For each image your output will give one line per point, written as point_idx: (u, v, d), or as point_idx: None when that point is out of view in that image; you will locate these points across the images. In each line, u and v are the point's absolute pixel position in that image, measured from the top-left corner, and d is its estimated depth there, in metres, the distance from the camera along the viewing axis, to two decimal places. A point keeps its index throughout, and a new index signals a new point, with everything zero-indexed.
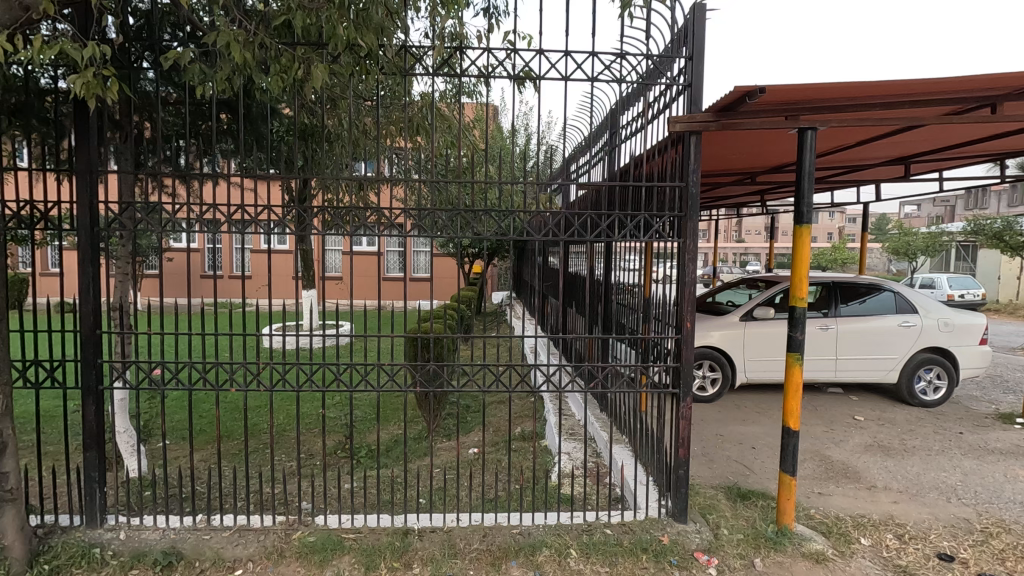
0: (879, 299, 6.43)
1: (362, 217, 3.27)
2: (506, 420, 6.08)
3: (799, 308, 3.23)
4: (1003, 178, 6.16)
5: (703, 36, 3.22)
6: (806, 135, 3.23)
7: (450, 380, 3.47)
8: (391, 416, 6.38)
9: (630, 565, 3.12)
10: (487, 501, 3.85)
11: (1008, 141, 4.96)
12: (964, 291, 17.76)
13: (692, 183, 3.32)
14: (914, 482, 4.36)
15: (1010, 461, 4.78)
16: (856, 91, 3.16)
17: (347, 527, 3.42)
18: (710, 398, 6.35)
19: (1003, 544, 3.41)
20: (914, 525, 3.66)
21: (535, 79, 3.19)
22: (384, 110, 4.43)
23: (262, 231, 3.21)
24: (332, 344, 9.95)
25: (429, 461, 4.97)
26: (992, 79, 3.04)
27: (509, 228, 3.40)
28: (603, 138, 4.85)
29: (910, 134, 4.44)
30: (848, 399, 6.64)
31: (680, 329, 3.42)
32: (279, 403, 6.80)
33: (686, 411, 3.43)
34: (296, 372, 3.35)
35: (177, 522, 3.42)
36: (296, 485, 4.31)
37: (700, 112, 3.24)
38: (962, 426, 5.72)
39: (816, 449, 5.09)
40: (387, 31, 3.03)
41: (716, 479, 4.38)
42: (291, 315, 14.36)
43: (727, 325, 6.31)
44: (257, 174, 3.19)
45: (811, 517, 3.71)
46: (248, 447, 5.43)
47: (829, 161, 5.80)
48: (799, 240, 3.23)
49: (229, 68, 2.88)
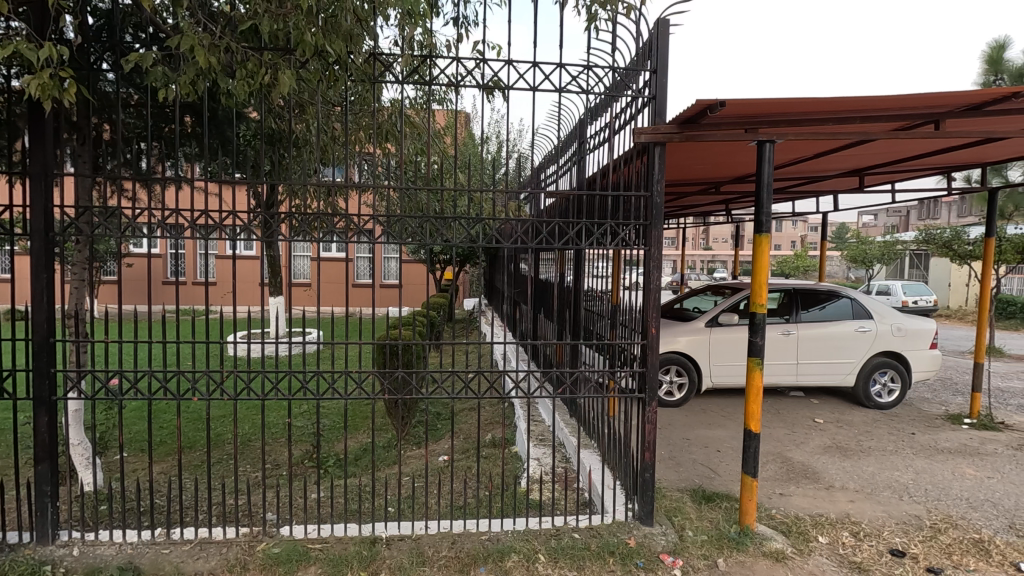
0: (838, 306, 6.68)
1: (330, 223, 3.23)
2: (476, 427, 6.09)
3: (759, 314, 3.34)
4: (951, 191, 6.44)
5: (667, 50, 3.32)
6: (764, 148, 3.37)
7: (419, 387, 3.45)
8: (359, 424, 6.33)
9: (597, 567, 3.16)
10: (456, 508, 3.86)
11: (955, 155, 5.20)
12: (917, 297, 18.53)
13: (655, 193, 3.40)
14: (869, 481, 4.54)
15: (958, 459, 5.01)
16: (811, 106, 3.30)
17: (313, 538, 3.37)
18: (677, 403, 6.49)
19: (951, 540, 3.58)
20: (868, 523, 3.80)
21: (504, 89, 3.24)
22: (353, 116, 4.43)
23: (227, 236, 3.14)
24: (299, 352, 9.83)
25: (398, 469, 4.95)
26: (933, 97, 3.22)
27: (478, 236, 3.42)
28: (571, 149, 4.94)
29: (862, 147, 4.63)
30: (808, 402, 6.87)
31: (646, 335, 3.49)
32: (243, 412, 6.66)
33: (650, 415, 3.49)
34: (261, 380, 3.26)
35: (136, 537, 3.32)
36: (260, 497, 4.24)
37: (664, 123, 3.34)
38: (915, 427, 5.97)
39: (778, 451, 5.24)
40: (355, 37, 3.06)
41: (682, 482, 4.48)
42: (256, 322, 14.10)
43: (693, 331, 6.44)
44: (222, 179, 3.13)
45: (771, 517, 3.82)
46: (211, 458, 5.30)
47: (789, 172, 6.00)
48: (759, 249, 3.35)
49: (193, 72, 2.85)
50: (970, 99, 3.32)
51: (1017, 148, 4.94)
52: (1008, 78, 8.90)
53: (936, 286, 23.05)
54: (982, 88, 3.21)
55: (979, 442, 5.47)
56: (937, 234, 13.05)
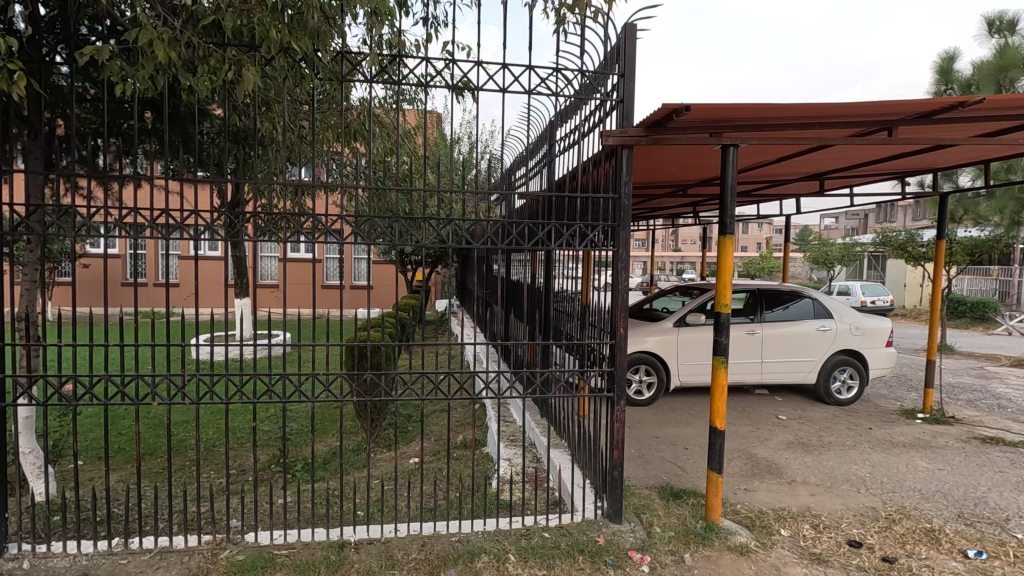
0: (800, 306, 6.89)
1: (297, 223, 3.17)
2: (447, 428, 6.07)
3: (723, 313, 3.42)
4: (905, 195, 6.69)
5: (634, 54, 3.37)
6: (728, 152, 3.46)
7: (387, 390, 3.39)
8: (328, 428, 6.23)
9: (567, 566, 3.17)
10: (426, 510, 3.84)
11: (909, 161, 5.41)
12: (875, 297, 19.24)
13: (623, 194, 3.44)
14: (829, 475, 4.69)
15: (912, 453, 5.23)
16: (773, 112, 3.40)
17: (279, 544, 3.31)
18: (646, 402, 6.59)
19: (904, 529, 3.73)
20: (827, 516, 3.93)
21: (473, 90, 3.24)
22: (321, 114, 4.37)
23: (190, 236, 3.06)
24: (265, 356, 9.62)
25: (368, 472, 4.90)
26: (886, 105, 3.35)
27: (447, 237, 3.40)
28: (541, 152, 4.98)
29: (822, 152, 4.78)
30: (772, 399, 7.06)
31: (614, 335, 3.54)
32: (206, 417, 6.49)
33: (619, 414, 3.54)
34: (223, 383, 3.16)
35: (91, 547, 3.20)
36: (223, 504, 4.14)
37: (631, 127, 3.39)
38: (872, 422, 6.20)
39: (743, 448, 5.38)
40: (322, 35, 3.03)
41: (651, 479, 4.55)
42: (220, 324, 13.74)
43: (662, 331, 6.54)
44: (184, 177, 3.05)
45: (736, 512, 3.92)
46: (172, 465, 5.15)
47: (753, 175, 6.16)
48: (723, 250, 3.43)
49: (152, 67, 2.76)
50: (920, 107, 3.48)
51: (965, 154, 5.18)
52: (958, 88, 9.33)
53: (892, 286, 23.97)
54: (931, 97, 3.36)
55: (931, 436, 5.72)
56: (893, 236, 13.57)
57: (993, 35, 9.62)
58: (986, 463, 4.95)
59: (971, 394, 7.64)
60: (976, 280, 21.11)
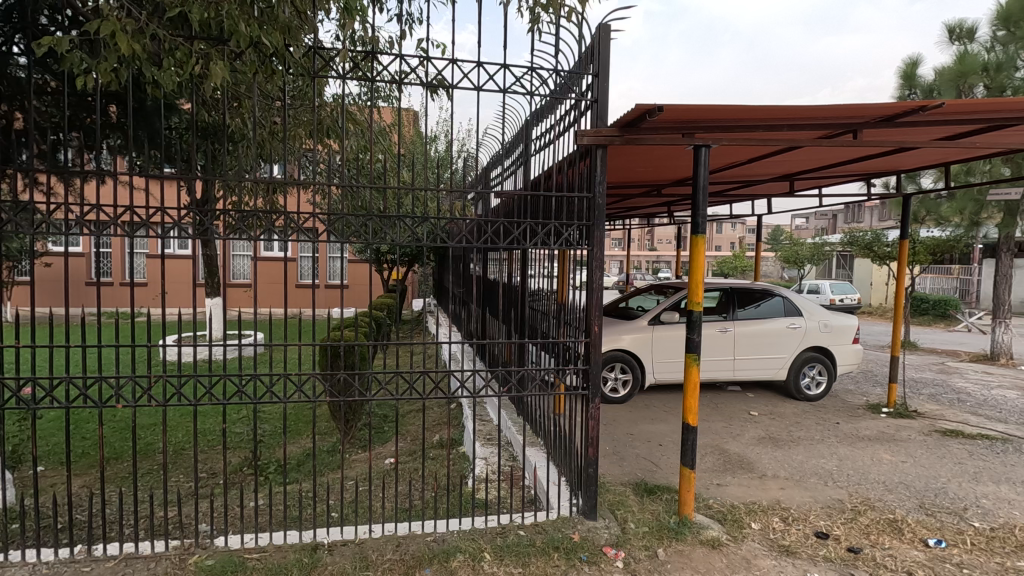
0: (771, 304, 7.04)
1: (268, 221, 3.11)
2: (422, 429, 6.03)
3: (696, 312, 3.47)
4: (871, 196, 6.87)
5: (608, 54, 3.40)
6: (700, 152, 3.52)
7: (362, 389, 3.29)
8: (301, 429, 6.15)
9: (542, 564, 3.18)
10: (401, 511, 3.82)
11: (874, 162, 5.55)
12: (843, 295, 19.77)
13: (598, 194, 3.47)
14: (798, 469, 4.81)
15: (877, 446, 5.39)
16: (743, 114, 3.46)
17: (250, 547, 3.25)
18: (622, 399, 6.66)
19: (869, 520, 3.84)
20: (796, 508, 4.03)
21: (448, 88, 3.22)
22: (292, 111, 4.31)
23: (157, 233, 2.97)
24: (235, 357, 9.44)
25: (342, 473, 4.87)
26: (850, 108, 3.44)
27: (422, 235, 3.36)
28: (517, 151, 4.99)
29: (792, 154, 4.88)
30: (744, 396, 7.20)
31: (589, 333, 3.56)
32: (174, 419, 6.34)
33: (594, 412, 3.57)
34: (192, 385, 3.07)
35: (53, 555, 3.10)
36: (192, 508, 4.07)
37: (605, 127, 3.42)
38: (839, 417, 6.38)
39: (716, 443, 5.47)
40: (293, 30, 3.00)
41: (626, 476, 4.60)
42: (189, 324, 13.43)
43: (637, 329, 6.62)
44: (150, 173, 2.96)
45: (709, 507, 3.99)
46: (139, 469, 5.01)
47: (726, 176, 6.26)
48: (695, 249, 3.48)
49: (114, 58, 2.67)
50: (883, 111, 3.58)
51: (926, 157, 5.36)
52: (920, 92, 9.64)
53: (859, 285, 24.66)
54: (894, 101, 3.46)
55: (895, 429, 5.90)
56: (859, 236, 13.97)
57: (953, 43, 9.96)
58: (946, 455, 5.14)
59: (932, 389, 7.92)
60: (938, 279, 21.86)
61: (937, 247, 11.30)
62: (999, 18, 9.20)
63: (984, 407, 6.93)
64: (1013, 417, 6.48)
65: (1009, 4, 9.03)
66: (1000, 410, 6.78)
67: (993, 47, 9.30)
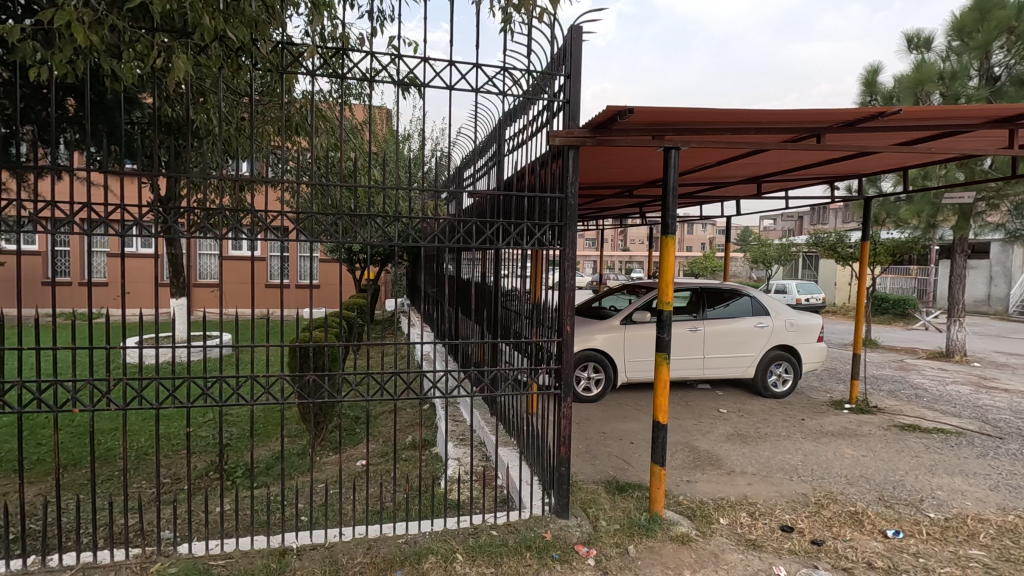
0: (739, 303, 7.19)
1: (235, 219, 3.04)
2: (394, 430, 5.99)
3: (666, 311, 3.52)
4: (835, 198, 7.06)
5: (580, 55, 3.42)
6: (670, 155, 3.58)
7: (333, 391, 3.20)
8: (269, 431, 6.03)
9: (515, 563, 3.18)
10: (373, 513, 3.79)
11: (838, 166, 5.72)
12: (809, 295, 20.32)
13: (570, 194, 3.49)
14: (765, 464, 4.93)
15: (840, 441, 5.56)
16: (711, 118, 3.52)
17: (215, 554, 3.17)
18: (594, 398, 6.71)
19: (832, 513, 3.96)
20: (763, 503, 4.13)
21: (419, 87, 3.20)
22: (261, 107, 4.21)
23: (116, 232, 2.86)
24: (201, 359, 9.21)
25: (311, 476, 4.79)
26: (814, 113, 3.53)
27: (393, 234, 3.32)
28: (491, 151, 4.98)
29: (758, 157, 5.00)
30: (713, 393, 7.34)
31: (562, 333, 3.58)
32: (136, 424, 6.14)
33: (566, 411, 3.58)
34: (154, 388, 2.94)
35: (3, 567, 2.96)
36: (154, 515, 3.96)
37: (577, 128, 3.44)
38: (804, 413, 6.56)
39: (686, 440, 5.56)
40: (260, 24, 2.94)
41: (598, 474, 4.65)
42: (153, 325, 13.03)
43: (609, 329, 6.68)
44: (109, 168, 2.86)
45: (679, 503, 4.06)
46: (98, 476, 4.84)
47: (696, 177, 6.37)
48: (665, 249, 3.52)
49: (70, 50, 2.58)
50: (845, 117, 3.69)
51: (887, 161, 5.54)
52: (881, 99, 9.97)
53: (824, 285, 25.39)
54: (856, 107, 3.58)
55: (857, 424, 6.10)
56: (824, 237, 14.39)
57: (911, 51, 10.34)
58: (904, 448, 5.34)
59: (891, 385, 8.21)
60: (898, 279, 22.66)
61: (896, 249, 11.72)
62: (953, 28, 9.59)
63: (940, 402, 7.22)
64: (966, 411, 6.77)
65: (962, 15, 9.42)
66: (955, 405, 7.07)
67: (948, 56, 9.69)
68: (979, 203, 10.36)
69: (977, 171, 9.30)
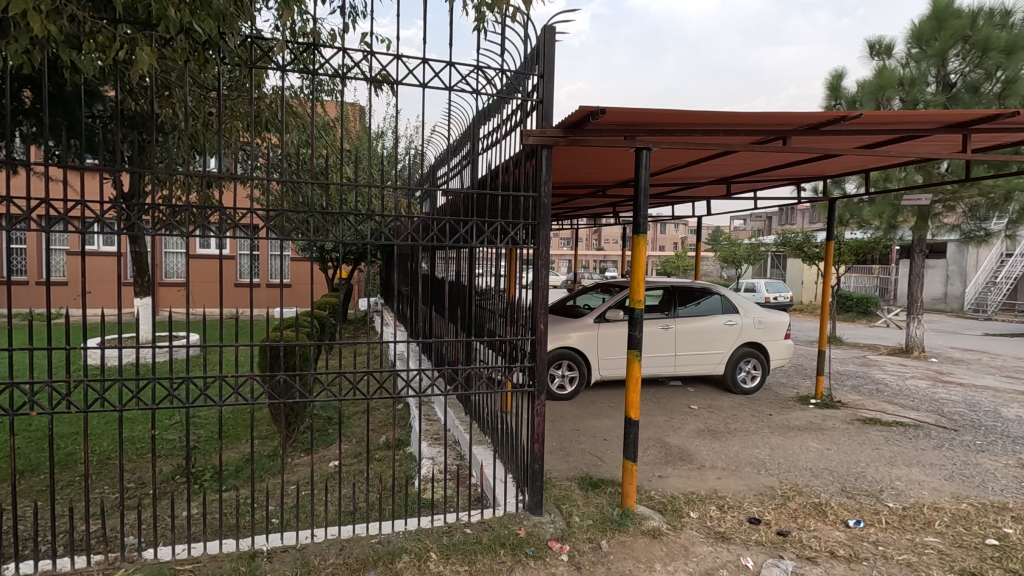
0: (710, 302, 7.34)
1: (202, 216, 2.96)
2: (367, 430, 5.94)
3: (637, 309, 3.58)
4: (802, 199, 7.25)
5: (553, 56, 3.45)
6: (642, 155, 3.64)
7: (304, 391, 3.14)
8: (238, 433, 5.92)
9: (488, 560, 3.20)
10: (346, 514, 3.77)
11: (804, 168, 5.87)
12: (777, 294, 20.83)
13: (543, 194, 3.50)
14: (734, 459, 5.05)
15: (805, 435, 5.73)
16: (681, 120, 3.58)
17: (182, 558, 3.10)
18: (569, 396, 6.77)
19: (797, 505, 4.08)
20: (731, 496, 4.22)
21: (392, 84, 3.18)
22: (229, 101, 4.12)
23: (76, 229, 2.75)
24: (166, 360, 8.96)
25: (283, 478, 4.73)
26: (780, 116, 3.63)
27: (366, 232, 3.30)
28: (465, 150, 4.98)
29: (725, 158, 5.11)
30: (685, 390, 7.48)
31: (535, 331, 3.60)
32: (98, 427, 5.95)
33: (540, 408, 3.60)
34: (117, 389, 2.84)
35: None
36: (117, 521, 3.86)
37: (551, 127, 3.46)
38: (772, 408, 6.74)
39: (658, 437, 5.65)
40: (227, 17, 2.89)
41: (571, 471, 4.69)
42: (116, 326, 12.63)
43: (583, 327, 6.75)
44: (68, 163, 2.75)
45: (650, 498, 4.13)
46: (58, 481, 4.68)
47: (668, 178, 6.47)
48: (636, 248, 3.58)
49: (26, 39, 2.48)
50: (810, 120, 3.79)
51: (850, 164, 5.72)
52: (845, 103, 10.28)
53: (791, 284, 26.05)
54: (820, 110, 3.68)
55: (821, 419, 6.30)
56: (792, 237, 14.77)
57: (873, 57, 10.70)
58: (865, 441, 5.53)
59: (855, 380, 8.48)
60: (862, 279, 23.39)
61: (860, 249, 12.11)
62: (913, 36, 9.96)
63: (899, 396, 7.49)
64: (924, 405, 7.05)
65: (921, 23, 9.81)
66: (913, 399, 7.35)
67: (908, 63, 10.06)
68: (936, 205, 10.78)
69: (934, 173, 9.69)
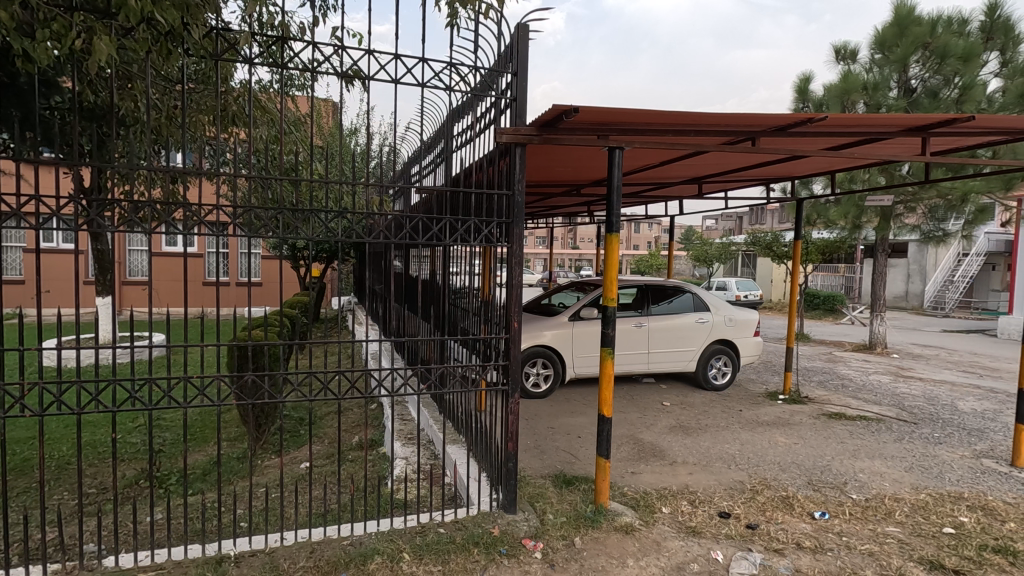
0: (682, 300, 7.45)
1: (166, 211, 2.86)
2: (339, 431, 5.87)
3: (610, 307, 3.60)
4: (771, 199, 7.39)
5: (526, 55, 3.44)
6: (614, 154, 3.67)
7: (273, 391, 3.07)
8: (205, 436, 5.77)
9: (462, 560, 3.18)
10: (316, 516, 3.72)
11: (773, 168, 5.99)
12: (747, 292, 21.27)
13: (517, 192, 3.49)
14: (705, 454, 5.13)
15: (774, 430, 5.86)
16: (654, 120, 3.61)
17: (145, 565, 3.01)
18: (543, 394, 6.78)
19: (765, 498, 4.17)
20: (702, 491, 4.29)
21: (364, 79, 3.13)
22: (194, 94, 4.01)
23: (30, 224, 2.63)
24: (128, 362, 8.67)
25: (252, 481, 4.64)
26: (750, 116, 3.69)
27: (337, 230, 3.23)
28: (439, 147, 4.93)
29: (697, 158, 5.18)
30: (658, 387, 7.57)
31: (509, 329, 3.59)
32: (56, 432, 5.72)
33: (514, 406, 3.59)
34: (75, 391, 2.72)
35: None
36: (75, 528, 3.74)
37: (524, 125, 3.45)
38: (742, 404, 6.87)
39: (631, 433, 5.71)
40: (192, 7, 2.81)
41: (546, 468, 4.71)
42: (75, 326, 12.18)
43: (558, 325, 6.78)
44: (22, 156, 2.63)
45: (623, 494, 4.17)
46: (11, 489, 4.48)
47: (641, 177, 6.53)
48: (610, 246, 3.59)
49: None
50: (779, 121, 3.86)
51: (817, 165, 5.85)
52: (812, 107, 10.52)
53: (761, 283, 26.62)
54: (788, 112, 3.76)
55: (789, 414, 6.45)
56: (761, 236, 15.09)
57: (839, 62, 10.98)
58: (830, 435, 5.69)
59: (821, 376, 8.71)
60: (829, 278, 24.04)
61: (826, 249, 12.43)
62: (877, 42, 10.23)
63: (863, 391, 7.73)
64: (886, 399, 7.29)
65: (884, 30, 10.10)
66: (875, 393, 7.59)
67: (872, 68, 10.29)
68: (898, 206, 11.14)
69: (896, 176, 10.00)
